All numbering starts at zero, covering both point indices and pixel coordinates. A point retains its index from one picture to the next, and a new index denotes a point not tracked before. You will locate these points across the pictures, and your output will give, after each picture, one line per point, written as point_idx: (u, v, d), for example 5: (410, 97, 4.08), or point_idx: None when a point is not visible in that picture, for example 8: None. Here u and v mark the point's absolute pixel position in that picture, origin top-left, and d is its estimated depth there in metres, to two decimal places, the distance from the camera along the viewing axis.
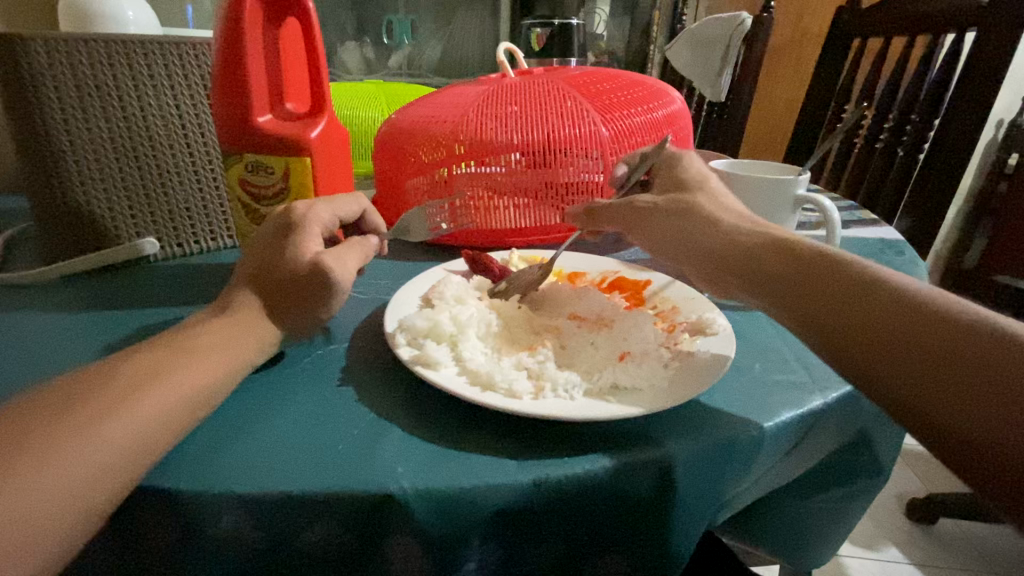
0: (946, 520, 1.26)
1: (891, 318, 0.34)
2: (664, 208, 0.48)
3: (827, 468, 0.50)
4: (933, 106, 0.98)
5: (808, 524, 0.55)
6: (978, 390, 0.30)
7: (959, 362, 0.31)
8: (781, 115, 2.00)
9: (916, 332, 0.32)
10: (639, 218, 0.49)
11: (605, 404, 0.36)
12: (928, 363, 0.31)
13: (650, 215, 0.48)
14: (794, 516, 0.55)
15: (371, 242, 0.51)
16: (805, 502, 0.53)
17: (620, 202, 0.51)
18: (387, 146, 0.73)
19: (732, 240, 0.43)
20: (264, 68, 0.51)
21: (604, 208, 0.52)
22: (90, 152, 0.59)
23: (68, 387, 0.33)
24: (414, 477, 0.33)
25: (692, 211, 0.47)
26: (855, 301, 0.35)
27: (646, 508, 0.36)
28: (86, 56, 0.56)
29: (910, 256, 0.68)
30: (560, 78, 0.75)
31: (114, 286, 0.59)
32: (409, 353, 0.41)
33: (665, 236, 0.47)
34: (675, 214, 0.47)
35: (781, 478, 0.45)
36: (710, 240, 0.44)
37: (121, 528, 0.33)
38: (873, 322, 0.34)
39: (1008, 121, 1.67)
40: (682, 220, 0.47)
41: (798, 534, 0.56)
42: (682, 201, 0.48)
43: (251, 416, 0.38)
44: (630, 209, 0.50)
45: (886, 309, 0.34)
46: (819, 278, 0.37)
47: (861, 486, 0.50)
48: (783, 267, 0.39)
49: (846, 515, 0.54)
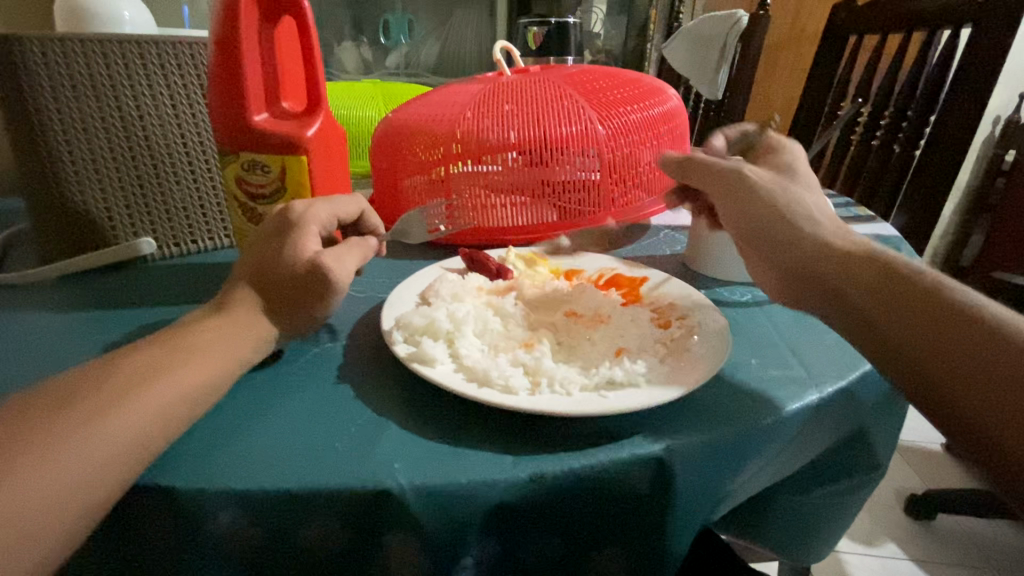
0: (944, 516, 1.26)
1: (937, 321, 0.36)
2: (767, 190, 0.48)
3: (824, 463, 0.50)
4: (929, 103, 0.98)
5: (805, 520, 0.55)
6: (987, 380, 0.34)
7: (994, 367, 0.34)
8: (778, 113, 2.01)
9: (961, 337, 0.35)
10: (729, 188, 0.49)
11: (601, 400, 0.36)
12: (964, 365, 0.34)
13: (741, 185, 0.49)
14: (792, 512, 0.55)
15: (371, 242, 0.51)
16: (803, 498, 0.53)
17: (724, 166, 0.50)
18: (385, 144, 0.73)
19: (814, 238, 0.44)
20: (259, 67, 0.51)
21: (700, 168, 0.52)
22: (87, 152, 0.59)
23: (68, 385, 0.33)
24: (411, 473, 0.33)
25: (790, 204, 0.47)
26: (895, 292, 0.39)
27: (643, 504, 0.36)
28: (82, 56, 0.56)
29: (906, 252, 0.68)
30: (556, 76, 0.75)
31: (111, 286, 0.59)
32: (405, 350, 0.41)
33: (745, 214, 0.48)
34: (763, 194, 0.48)
35: (778, 474, 0.45)
36: (794, 230, 0.45)
37: (119, 526, 0.33)
38: (908, 310, 0.38)
39: (1004, 118, 1.68)
40: (770, 200, 0.47)
41: (796, 530, 0.56)
42: (790, 190, 0.48)
43: (248, 414, 0.38)
44: (727, 175, 0.50)
45: (921, 302, 0.37)
46: (883, 280, 0.40)
47: (857, 481, 0.51)
48: (836, 258, 0.42)
49: (844, 510, 0.54)
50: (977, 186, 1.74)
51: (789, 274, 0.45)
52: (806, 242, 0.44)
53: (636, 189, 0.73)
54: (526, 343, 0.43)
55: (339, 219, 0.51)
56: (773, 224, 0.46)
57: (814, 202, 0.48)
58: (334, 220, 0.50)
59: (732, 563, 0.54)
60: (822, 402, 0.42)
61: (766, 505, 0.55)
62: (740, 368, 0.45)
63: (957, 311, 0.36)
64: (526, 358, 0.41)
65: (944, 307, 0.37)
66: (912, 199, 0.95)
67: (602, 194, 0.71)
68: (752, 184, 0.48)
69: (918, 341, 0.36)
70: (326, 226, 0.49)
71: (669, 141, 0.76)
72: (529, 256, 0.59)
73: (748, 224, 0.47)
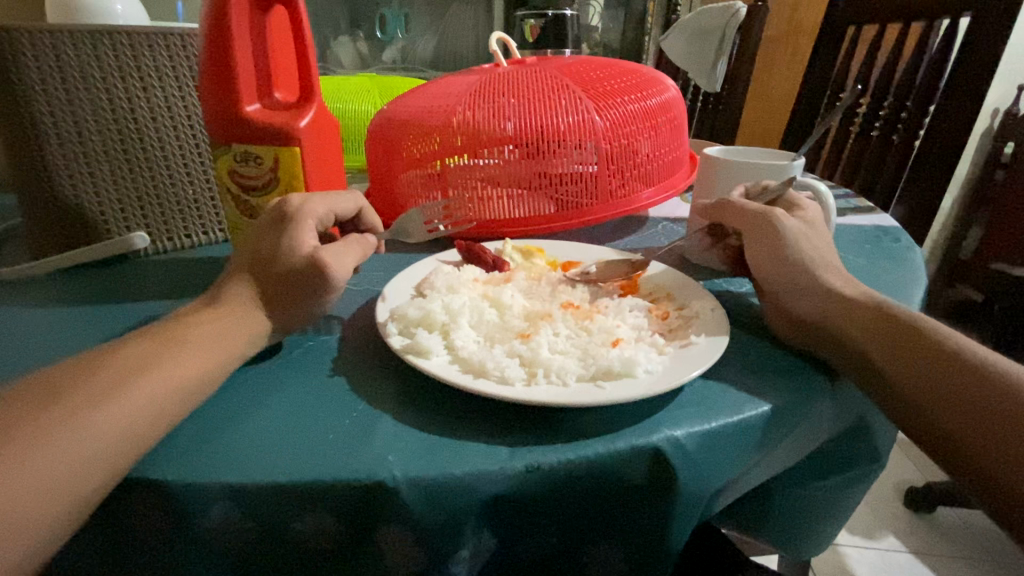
0: (944, 509, 1.26)
1: (931, 364, 0.40)
2: (787, 240, 0.49)
3: (823, 455, 0.49)
4: (928, 93, 0.98)
5: (805, 512, 0.55)
6: (989, 421, 0.37)
7: (985, 406, 0.37)
8: (776, 106, 2.00)
9: (953, 378, 0.39)
10: (757, 227, 0.51)
11: (598, 390, 0.36)
12: (960, 406, 0.38)
13: (770, 225, 0.50)
14: (792, 504, 0.54)
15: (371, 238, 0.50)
16: (803, 490, 0.53)
17: (755, 208, 0.52)
18: (381, 137, 0.73)
19: (828, 284, 0.47)
20: (251, 57, 0.51)
21: (732, 208, 0.54)
22: (78, 145, 0.58)
23: (58, 379, 0.32)
24: (405, 465, 0.32)
25: (799, 260, 0.49)
26: (899, 339, 0.42)
27: (641, 496, 0.36)
28: (72, 48, 0.55)
29: (906, 242, 0.68)
30: (553, 67, 0.74)
31: (105, 280, 0.59)
32: (400, 342, 0.41)
33: (764, 256, 0.50)
34: (789, 237, 0.50)
35: (778, 466, 0.44)
36: (807, 280, 0.48)
37: (109, 521, 0.33)
38: (913, 356, 0.41)
39: (1004, 110, 1.67)
40: (794, 244, 0.49)
41: (795, 522, 0.56)
42: (807, 242, 0.50)
43: (239, 407, 0.37)
44: (758, 215, 0.51)
45: (923, 350, 0.41)
46: (887, 327, 0.43)
47: (858, 473, 0.50)
48: (844, 307, 0.45)
49: (845, 503, 0.53)
50: (977, 178, 1.73)
51: (797, 315, 0.47)
52: (816, 292, 0.47)
53: (634, 181, 0.72)
54: (522, 334, 0.42)
55: (336, 213, 0.50)
56: (786, 273, 0.48)
57: (830, 251, 0.51)
58: (331, 215, 0.49)
59: (732, 555, 0.54)
60: (821, 392, 0.41)
61: (765, 497, 0.55)
62: (739, 359, 0.44)
63: (958, 357, 0.40)
64: (522, 349, 0.40)
65: (937, 351, 0.40)
66: (911, 191, 0.94)
67: (600, 187, 0.70)
68: (780, 226, 0.50)
69: (925, 384, 0.39)
70: (323, 221, 0.48)
71: (667, 132, 0.75)
72: (526, 247, 0.58)
73: (770, 263, 0.49)
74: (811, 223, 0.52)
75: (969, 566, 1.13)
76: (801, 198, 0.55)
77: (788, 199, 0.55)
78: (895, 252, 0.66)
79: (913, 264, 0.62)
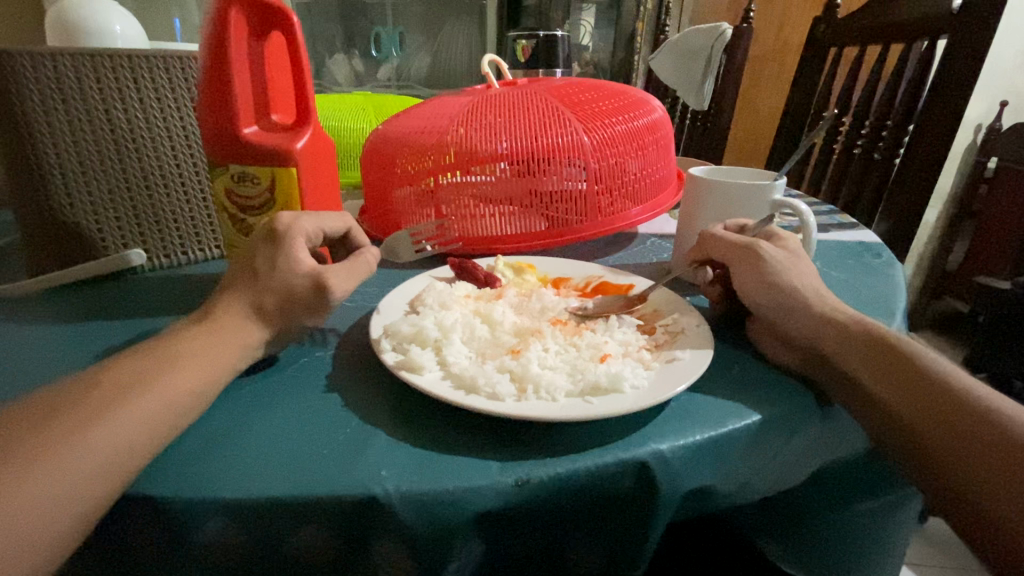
0: (936, 520, 1.27)
1: (915, 389, 0.41)
2: (775, 263, 0.51)
3: (863, 479, 0.50)
4: (908, 110, 1.00)
5: (852, 549, 0.54)
6: (960, 440, 0.39)
7: (957, 427, 0.39)
8: (765, 122, 2.04)
9: (935, 406, 0.40)
10: (743, 257, 0.52)
11: (586, 406, 0.37)
12: (936, 423, 0.40)
13: (755, 255, 0.51)
14: (841, 544, 0.54)
15: (368, 256, 0.51)
16: (844, 525, 0.53)
17: (737, 240, 0.53)
18: (375, 156, 0.74)
19: (813, 301, 0.48)
20: (248, 81, 0.52)
21: (716, 241, 0.55)
22: (76, 165, 0.59)
23: (54, 398, 0.33)
24: (398, 479, 0.33)
25: (785, 281, 0.50)
26: (883, 358, 0.43)
27: (629, 505, 0.36)
28: (72, 71, 0.56)
29: (887, 258, 0.70)
30: (544, 88, 0.76)
31: (99, 298, 0.59)
32: (394, 358, 0.42)
33: (751, 280, 0.51)
34: (775, 267, 0.51)
35: (779, 486, 0.45)
36: (795, 295, 0.49)
37: (105, 536, 0.33)
38: (898, 375, 0.42)
39: (986, 126, 1.71)
40: (782, 272, 0.50)
41: (843, 562, 0.55)
42: (794, 266, 0.51)
43: (235, 425, 0.38)
44: (744, 247, 0.52)
45: (905, 371, 0.43)
46: (874, 347, 0.44)
47: (894, 496, 0.52)
48: (832, 327, 0.46)
49: (883, 528, 0.54)
50: (961, 192, 1.76)
51: (785, 334, 0.48)
52: (806, 312, 0.48)
53: (623, 199, 0.74)
54: (513, 350, 0.43)
55: (326, 232, 0.51)
56: (771, 294, 0.49)
57: (816, 276, 0.53)
58: (320, 232, 0.50)
59: None
60: (808, 407, 0.42)
61: (809, 545, 0.54)
62: (723, 375, 0.45)
63: (936, 379, 0.42)
64: (512, 365, 0.41)
65: (918, 372, 0.42)
66: (894, 205, 0.96)
67: (590, 203, 0.71)
68: (766, 256, 0.51)
69: (904, 403, 0.41)
70: (312, 238, 0.49)
71: (654, 152, 0.77)
72: (517, 264, 0.59)
73: (763, 291, 0.50)
74: (794, 251, 0.54)
75: None
76: (779, 230, 0.56)
77: (766, 232, 0.56)
78: (875, 267, 0.67)
79: (893, 279, 0.64)
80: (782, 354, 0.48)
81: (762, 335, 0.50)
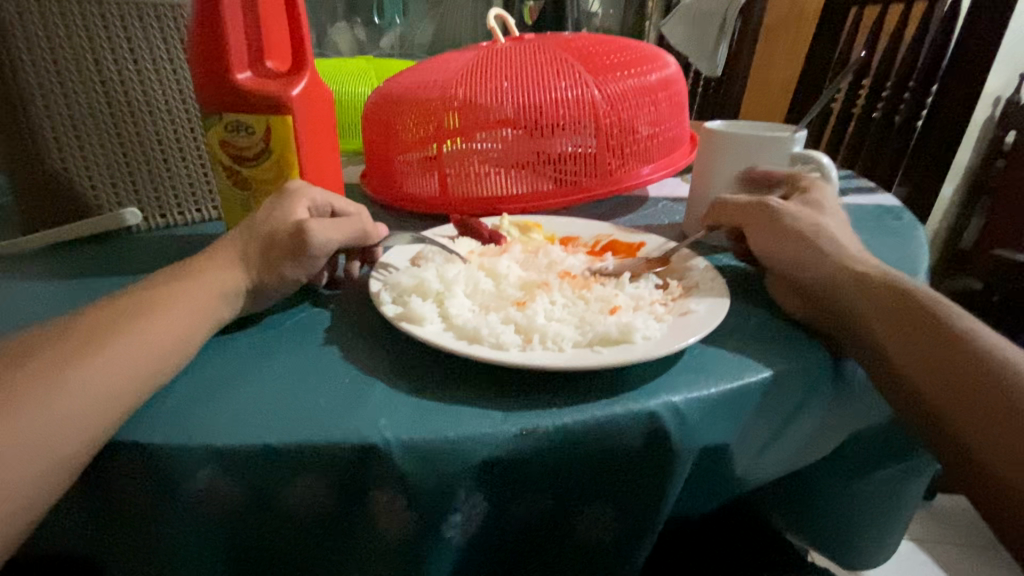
0: (943, 496, 1.26)
1: (939, 354, 0.39)
2: (792, 217, 0.49)
3: (876, 448, 0.48)
4: (931, 71, 0.96)
5: (865, 518, 0.52)
6: (981, 408, 0.37)
7: (981, 394, 0.37)
8: (779, 93, 1.97)
9: (956, 370, 0.38)
10: (759, 219, 0.50)
11: (595, 355, 0.35)
12: (958, 388, 0.38)
13: (769, 215, 0.50)
14: (854, 512, 0.52)
15: (365, 224, 0.48)
16: (859, 493, 0.50)
17: (748, 200, 0.52)
18: (375, 115, 0.72)
19: (831, 256, 0.46)
20: (241, 24, 0.50)
21: (728, 206, 0.53)
22: (66, 117, 0.57)
23: (35, 343, 0.32)
24: (397, 428, 0.32)
25: (803, 237, 0.47)
26: (903, 317, 0.41)
27: (637, 459, 0.35)
28: (59, 18, 0.54)
29: (908, 221, 0.67)
30: (552, 43, 0.73)
31: (93, 256, 0.58)
32: (394, 310, 0.40)
33: (770, 239, 0.49)
34: (791, 222, 0.49)
35: (794, 455, 0.43)
36: (811, 250, 0.47)
37: (97, 483, 0.32)
38: (917, 335, 0.40)
39: (1005, 98, 1.65)
40: (802, 228, 0.48)
41: (854, 531, 0.53)
42: (809, 218, 0.49)
43: (228, 375, 0.36)
44: (755, 206, 0.51)
45: (926, 332, 0.40)
46: (892, 304, 0.42)
47: (912, 466, 0.49)
48: (848, 283, 0.44)
49: (900, 498, 0.52)
50: (978, 167, 1.71)
51: (800, 288, 0.46)
52: (823, 266, 0.45)
53: (634, 159, 0.71)
54: (519, 302, 0.42)
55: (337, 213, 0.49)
56: (789, 249, 0.47)
57: (845, 230, 0.50)
58: (328, 208, 0.48)
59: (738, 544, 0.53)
60: (821, 365, 0.40)
61: (819, 512, 0.53)
62: (738, 331, 0.43)
63: (961, 342, 0.39)
64: (517, 316, 0.39)
65: (940, 333, 0.40)
66: None
67: (599, 163, 0.69)
68: (779, 212, 0.49)
69: (923, 365, 0.39)
70: (317, 213, 0.47)
71: (667, 109, 0.74)
72: (524, 223, 0.57)
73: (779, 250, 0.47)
74: (819, 203, 0.52)
75: (967, 554, 1.12)
76: (810, 180, 0.54)
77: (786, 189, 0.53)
78: (896, 229, 0.65)
79: (915, 241, 0.62)
80: (794, 307, 0.46)
81: (778, 293, 0.47)
